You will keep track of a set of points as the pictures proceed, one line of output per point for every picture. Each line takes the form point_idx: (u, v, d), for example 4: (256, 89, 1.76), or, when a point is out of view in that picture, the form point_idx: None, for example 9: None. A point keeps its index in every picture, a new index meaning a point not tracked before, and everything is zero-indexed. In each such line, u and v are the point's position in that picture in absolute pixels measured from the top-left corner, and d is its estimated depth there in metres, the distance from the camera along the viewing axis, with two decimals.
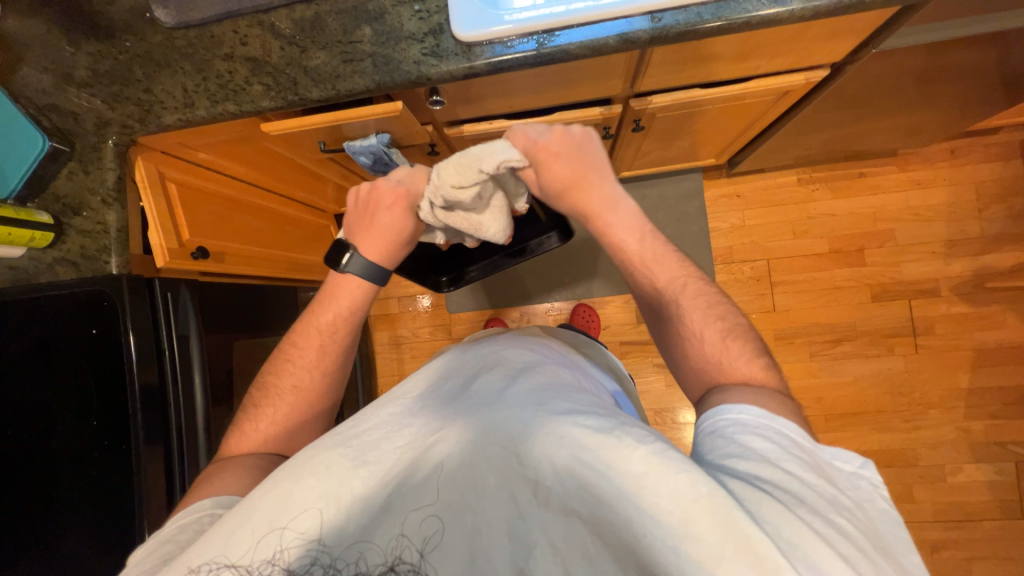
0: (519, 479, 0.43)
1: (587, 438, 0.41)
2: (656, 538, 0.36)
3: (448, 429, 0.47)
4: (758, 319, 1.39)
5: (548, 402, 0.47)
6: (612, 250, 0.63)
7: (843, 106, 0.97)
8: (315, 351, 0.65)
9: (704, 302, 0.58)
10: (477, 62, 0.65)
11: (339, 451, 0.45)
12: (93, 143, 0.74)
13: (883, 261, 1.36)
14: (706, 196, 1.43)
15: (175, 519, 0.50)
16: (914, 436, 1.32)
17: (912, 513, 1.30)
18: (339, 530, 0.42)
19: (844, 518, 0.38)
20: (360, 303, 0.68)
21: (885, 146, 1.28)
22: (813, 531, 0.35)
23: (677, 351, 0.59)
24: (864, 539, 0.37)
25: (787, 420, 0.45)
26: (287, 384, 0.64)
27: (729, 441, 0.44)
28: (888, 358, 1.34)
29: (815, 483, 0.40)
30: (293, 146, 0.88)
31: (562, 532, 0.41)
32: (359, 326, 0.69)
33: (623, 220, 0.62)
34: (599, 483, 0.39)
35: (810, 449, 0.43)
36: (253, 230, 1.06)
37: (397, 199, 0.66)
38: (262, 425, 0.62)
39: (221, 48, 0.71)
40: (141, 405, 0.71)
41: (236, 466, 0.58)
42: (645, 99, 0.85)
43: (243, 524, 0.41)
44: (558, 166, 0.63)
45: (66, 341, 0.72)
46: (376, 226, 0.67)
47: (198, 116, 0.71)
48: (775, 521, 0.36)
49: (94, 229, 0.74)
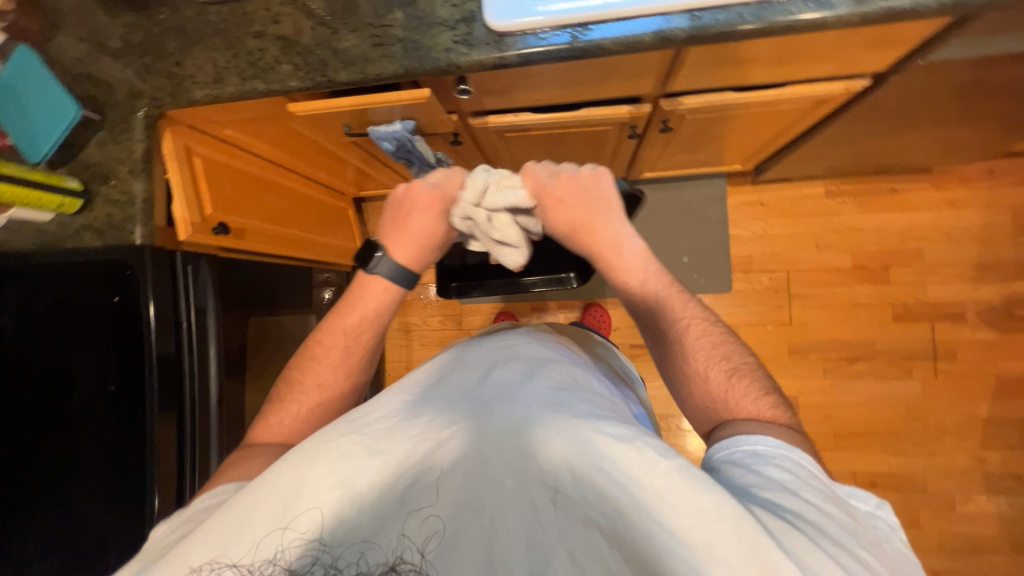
0: (539, 484, 0.43)
1: (609, 446, 0.41)
2: (679, 556, 0.36)
3: (464, 423, 0.46)
4: (773, 331, 1.37)
5: (566, 403, 0.46)
6: (620, 289, 0.64)
7: (880, 118, 0.94)
8: (341, 352, 0.65)
9: (710, 343, 0.58)
10: (508, 53, 0.64)
11: (351, 439, 0.45)
12: (124, 113, 0.75)
13: (908, 280, 1.32)
14: (729, 203, 1.40)
15: (197, 500, 0.51)
16: (925, 462, 1.29)
17: (916, 539, 1.27)
18: (350, 522, 0.42)
19: (869, 552, 0.38)
20: (385, 307, 0.67)
21: (920, 162, 1.24)
22: (838, 564, 0.35)
23: (682, 391, 0.58)
24: (887, 575, 0.37)
25: (802, 451, 0.46)
26: (312, 382, 0.64)
27: (746, 470, 0.44)
28: (905, 380, 1.31)
29: (838, 516, 0.40)
30: (318, 127, 0.88)
31: (581, 540, 0.41)
32: (384, 332, 0.68)
33: (632, 260, 0.63)
34: (621, 493, 0.39)
35: (824, 481, 0.43)
36: (274, 209, 1.07)
37: (433, 200, 0.67)
38: (285, 420, 0.62)
39: (253, 25, 0.71)
40: (158, 375, 0.73)
41: (256, 454, 0.58)
42: (675, 99, 0.84)
43: (250, 514, 0.41)
44: (562, 211, 0.66)
45: (90, 307, 0.74)
46: (409, 228, 0.67)
47: (226, 92, 0.71)
48: (803, 555, 0.35)
49: (120, 197, 0.75)
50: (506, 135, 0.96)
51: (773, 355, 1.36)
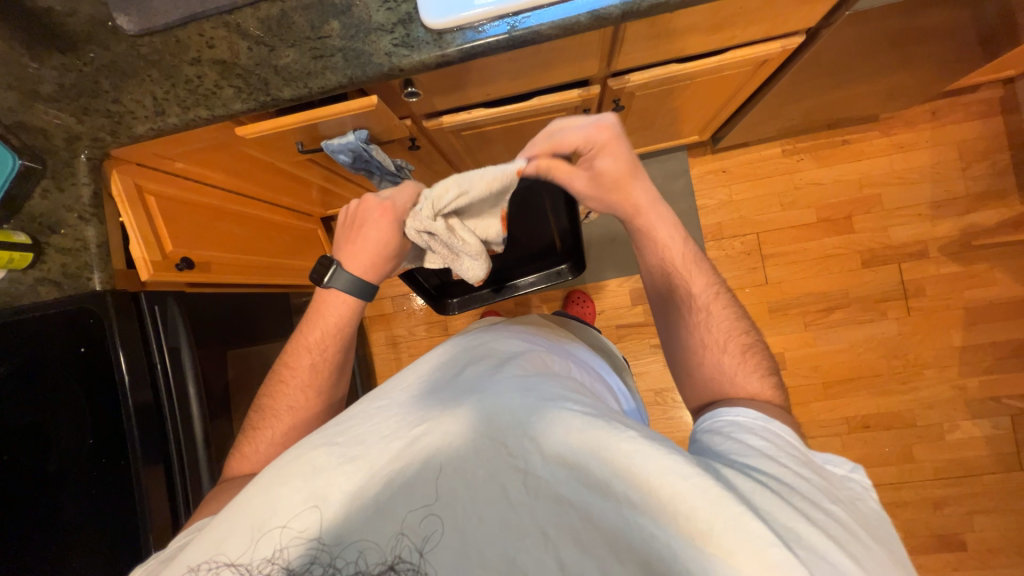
0: (509, 469, 0.42)
1: (575, 423, 0.41)
2: (647, 522, 0.36)
3: (435, 417, 0.46)
4: (751, 293, 1.40)
5: (536, 387, 0.47)
6: (654, 251, 0.64)
7: (822, 74, 0.97)
8: (307, 371, 0.66)
9: (728, 321, 0.61)
10: (449, 49, 0.64)
11: (322, 450, 0.46)
12: (66, 159, 0.73)
13: (871, 227, 1.37)
14: (693, 173, 1.43)
15: (180, 535, 0.50)
16: (910, 397, 1.33)
17: (912, 473, 1.32)
18: (333, 530, 0.42)
19: (838, 506, 0.40)
20: (348, 318, 0.68)
21: (867, 112, 1.28)
22: (808, 519, 0.37)
23: (688, 363, 0.62)
24: (854, 527, 0.39)
25: (780, 423, 0.49)
26: (282, 405, 0.65)
27: (727, 437, 0.46)
28: (881, 323, 1.35)
29: (805, 475, 0.42)
30: (271, 149, 0.87)
31: (554, 518, 0.40)
32: (350, 343, 0.69)
33: (665, 231, 0.63)
34: (588, 464, 0.39)
35: (803, 451, 0.45)
36: (239, 238, 1.05)
37: (383, 215, 0.64)
38: (263, 447, 0.63)
39: (187, 52, 0.69)
40: (137, 423, 0.71)
41: (236, 487, 0.59)
42: (623, 77, 0.85)
43: (235, 521, 0.44)
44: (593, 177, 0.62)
45: (53, 362, 0.71)
46: (363, 244, 0.66)
47: (170, 124, 0.70)
48: (772, 510, 0.36)
49: (73, 245, 0.73)
50: (463, 133, 0.96)
51: (755, 316, 1.40)
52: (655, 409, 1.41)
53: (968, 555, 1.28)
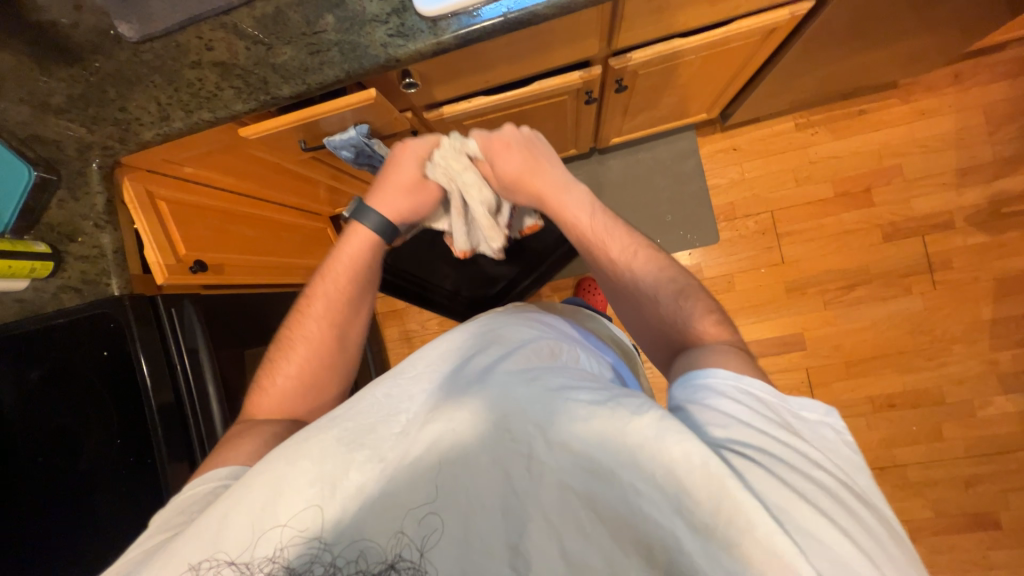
0: (514, 455, 0.41)
1: (584, 412, 0.41)
2: (651, 512, 0.36)
3: (445, 410, 0.45)
4: (767, 273, 1.36)
5: (540, 375, 0.46)
6: (571, 228, 0.64)
7: (836, 41, 0.92)
8: (327, 302, 0.66)
9: (656, 264, 0.58)
10: (445, 36, 0.63)
11: (333, 434, 0.45)
12: (78, 168, 0.74)
13: (892, 199, 1.32)
14: (702, 153, 1.39)
15: (194, 482, 0.52)
16: (939, 374, 1.29)
17: (942, 451, 1.28)
18: (338, 526, 0.42)
19: (823, 472, 0.37)
20: (369, 254, 0.69)
21: (884, 78, 1.23)
22: (795, 492, 0.35)
23: (647, 329, 0.58)
24: (841, 489, 0.37)
25: (753, 378, 0.44)
26: (303, 333, 0.65)
27: (701, 406, 0.41)
28: (906, 298, 1.31)
29: (791, 441, 0.39)
30: (275, 148, 0.87)
31: (557, 506, 0.39)
32: (370, 280, 0.70)
33: (578, 198, 0.64)
34: (594, 453, 0.39)
35: (779, 405, 0.42)
36: (250, 239, 1.07)
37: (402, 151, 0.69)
38: (280, 381, 0.63)
39: (188, 56, 0.70)
40: (161, 423, 0.73)
41: (256, 433, 0.57)
42: (624, 56, 0.83)
43: (231, 519, 0.42)
44: (506, 159, 0.66)
45: (82, 364, 0.74)
46: (388, 177, 0.69)
47: (175, 128, 0.71)
48: (760, 484, 0.35)
49: (91, 252, 0.75)
50: (464, 124, 0.95)
51: (772, 296, 1.36)
52: None
53: (1003, 534, 1.24)
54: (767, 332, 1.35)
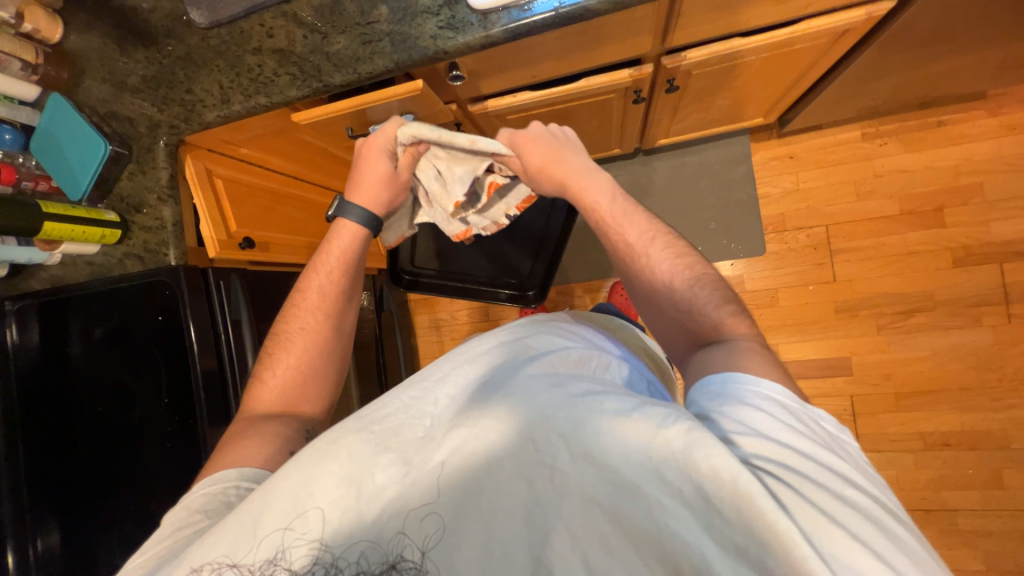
0: (538, 466, 0.40)
1: (610, 423, 0.40)
2: (677, 528, 0.35)
3: (470, 415, 0.44)
4: (816, 291, 1.28)
5: (567, 384, 0.45)
6: (590, 213, 0.64)
7: (917, 45, 0.85)
8: (320, 294, 0.68)
9: (673, 254, 0.59)
10: (494, 30, 0.63)
11: (361, 435, 0.44)
12: (148, 144, 0.80)
13: (967, 221, 1.20)
14: (755, 159, 1.32)
15: (203, 483, 0.51)
16: (1005, 416, 1.18)
17: (1001, 501, 1.16)
18: (360, 527, 0.41)
19: (853, 489, 0.35)
20: (357, 243, 0.71)
21: (972, 88, 1.12)
22: (825, 515, 0.32)
23: (666, 322, 0.57)
24: (875, 508, 0.34)
25: (773, 383, 0.41)
26: (297, 326, 0.67)
27: (720, 414, 0.39)
28: (973, 330, 1.19)
29: (817, 453, 0.36)
30: (324, 134, 0.90)
31: (581, 519, 0.38)
32: (359, 268, 0.71)
33: (598, 186, 0.64)
34: (618, 466, 0.38)
35: (802, 414, 0.40)
36: (295, 220, 1.11)
37: (370, 147, 0.69)
38: (283, 373, 0.64)
39: (250, 42, 0.73)
40: (204, 388, 0.78)
41: (263, 428, 0.58)
42: (678, 55, 0.80)
43: (245, 518, 0.41)
44: (531, 149, 0.66)
45: (140, 325, 0.80)
46: (361, 173, 0.70)
47: (234, 111, 0.75)
48: (792, 506, 0.33)
49: (153, 223, 0.80)
50: (508, 118, 0.94)
51: (819, 315, 1.28)
52: None
53: None
54: (810, 353, 1.28)
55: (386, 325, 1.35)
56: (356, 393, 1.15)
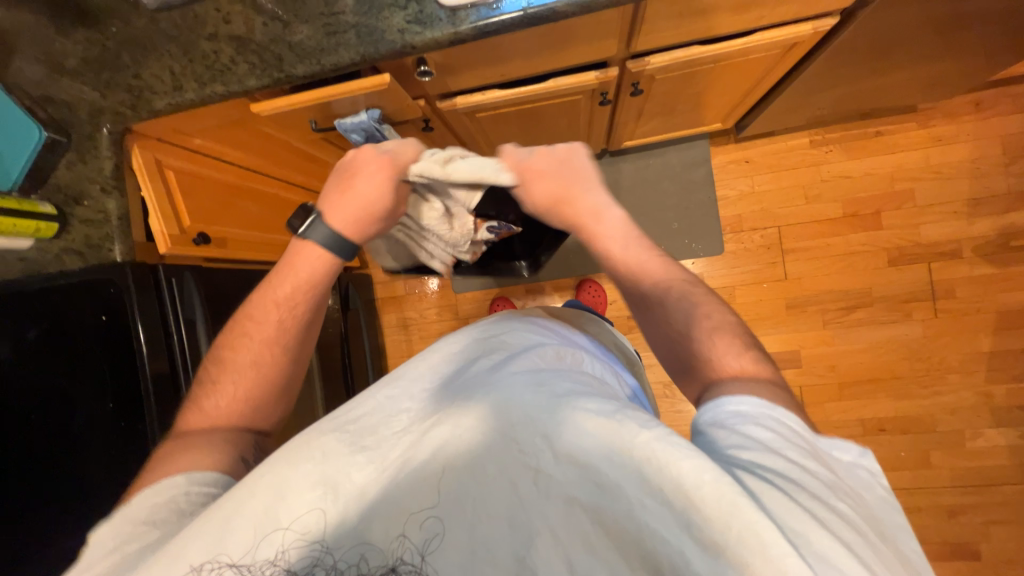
0: (519, 467, 0.40)
1: (590, 422, 0.39)
2: (659, 529, 0.35)
3: (450, 415, 0.44)
4: (769, 288, 1.36)
5: (548, 384, 0.45)
6: (601, 258, 0.62)
7: (857, 60, 0.92)
8: (274, 326, 0.62)
9: (693, 300, 0.55)
10: (462, 27, 0.63)
11: (333, 436, 0.44)
12: (89, 132, 0.75)
13: (901, 224, 1.31)
14: (714, 163, 1.39)
15: (144, 494, 0.49)
16: (932, 402, 1.29)
17: (928, 479, 1.28)
18: (340, 527, 0.40)
19: (846, 502, 0.35)
20: (323, 274, 0.64)
21: (904, 102, 1.22)
22: (817, 520, 0.33)
23: (674, 362, 0.54)
24: (866, 525, 0.35)
25: (787, 411, 0.42)
26: (246, 359, 0.61)
27: (722, 425, 0.41)
28: (906, 324, 1.30)
29: (809, 463, 0.37)
30: (286, 127, 0.87)
31: (564, 520, 0.38)
32: (323, 298, 0.66)
33: (613, 228, 0.61)
34: (601, 468, 0.38)
35: (813, 442, 0.40)
36: (254, 216, 1.07)
37: (382, 169, 0.62)
38: (220, 404, 0.59)
39: (205, 28, 0.70)
40: (154, 392, 0.77)
41: (207, 440, 0.55)
42: (643, 59, 0.82)
43: (232, 521, 0.40)
44: (544, 184, 0.62)
45: (79, 328, 0.74)
46: (355, 196, 0.63)
47: (186, 99, 0.71)
48: (780, 511, 0.33)
49: (96, 216, 0.76)
50: (477, 117, 0.94)
51: (771, 311, 1.36)
52: (663, 402, 1.39)
53: (983, 566, 1.24)
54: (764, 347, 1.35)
55: (353, 325, 1.32)
56: (322, 395, 1.11)
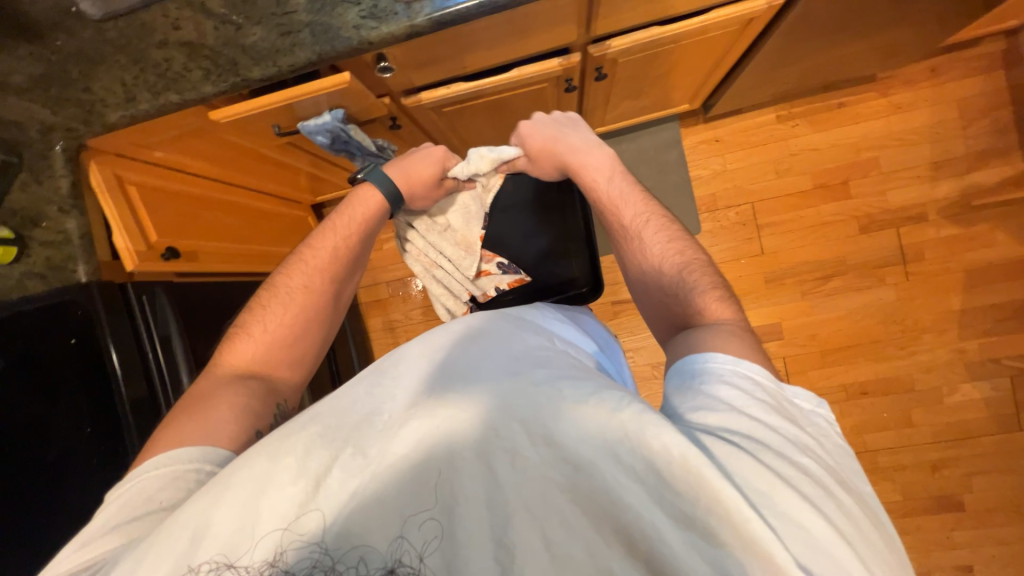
0: (497, 451, 0.40)
1: (566, 406, 0.40)
2: (633, 502, 0.36)
3: (427, 406, 0.44)
4: (747, 264, 1.38)
5: (527, 371, 0.45)
6: (590, 191, 0.70)
7: (813, 34, 0.94)
8: (328, 253, 0.71)
9: (668, 239, 0.63)
10: (418, 19, 0.62)
11: (314, 430, 0.43)
12: (41, 151, 0.73)
13: (869, 191, 1.34)
14: (685, 144, 1.40)
15: (156, 462, 0.50)
16: (910, 362, 1.33)
17: (911, 437, 1.32)
18: (325, 525, 0.39)
19: (809, 457, 0.38)
20: (375, 216, 0.75)
21: (863, 72, 1.25)
22: (779, 480, 0.35)
23: (659, 310, 0.62)
24: (826, 475, 0.37)
25: (751, 363, 0.45)
26: (298, 283, 0.69)
27: (698, 392, 0.42)
28: (880, 289, 1.34)
29: (779, 423, 0.39)
30: (250, 134, 0.85)
31: (539, 499, 0.38)
32: (369, 241, 0.75)
33: (601, 160, 0.70)
34: (577, 447, 0.38)
35: (775, 389, 0.43)
36: (227, 227, 1.05)
37: (439, 150, 0.77)
38: (266, 329, 0.66)
39: (154, 35, 0.68)
40: (134, 412, 0.75)
41: (229, 398, 0.58)
42: (604, 43, 0.83)
43: (213, 516, 0.40)
44: (535, 128, 0.73)
45: (45, 353, 0.72)
46: (411, 157, 0.76)
47: (141, 110, 0.69)
48: (744, 474, 0.35)
49: (56, 237, 0.74)
50: (444, 112, 0.94)
51: (751, 286, 1.38)
52: (653, 384, 1.41)
53: (967, 516, 1.29)
54: (746, 322, 1.38)
55: (337, 331, 1.30)
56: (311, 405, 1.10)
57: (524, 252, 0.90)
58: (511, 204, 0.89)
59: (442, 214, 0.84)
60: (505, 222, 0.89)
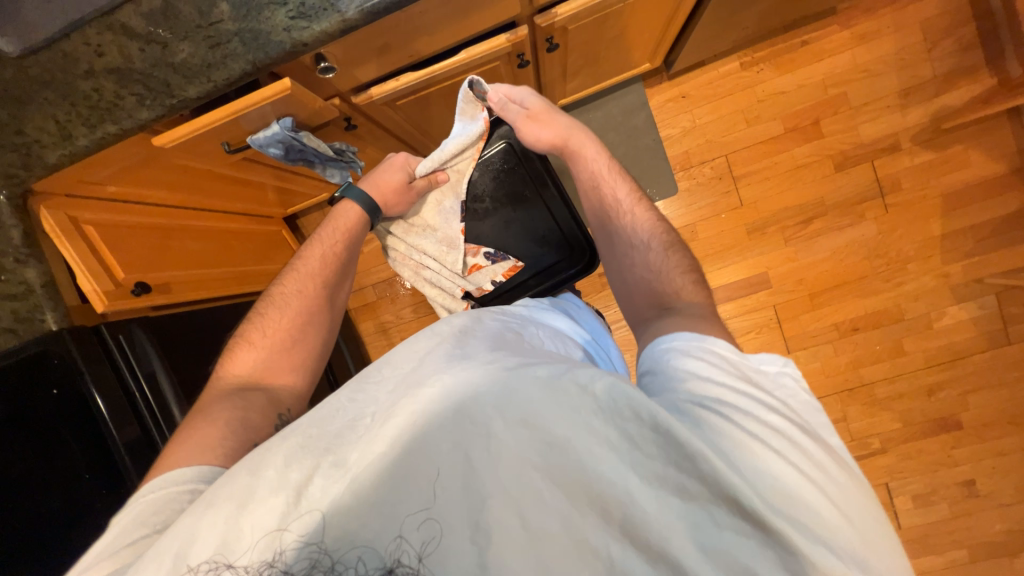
0: (472, 437, 0.40)
1: (535, 385, 0.41)
2: (603, 469, 0.37)
3: (400, 403, 0.43)
4: (728, 219, 1.38)
5: (496, 356, 0.45)
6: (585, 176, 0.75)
7: None
8: (318, 260, 0.74)
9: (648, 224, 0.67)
10: (350, 12, 0.59)
11: (293, 443, 0.43)
12: None
13: (840, 128, 1.33)
14: (652, 105, 1.38)
15: (156, 484, 0.50)
16: (897, 293, 1.34)
17: (904, 365, 1.35)
18: (313, 530, 0.39)
19: (777, 416, 0.38)
20: (357, 228, 0.78)
21: (822, 7, 1.22)
22: (749, 436, 0.37)
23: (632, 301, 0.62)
24: (795, 431, 0.38)
25: (716, 340, 0.45)
26: (292, 289, 0.71)
27: (670, 369, 0.43)
28: (861, 225, 1.34)
29: (746, 388, 0.40)
30: (200, 155, 0.83)
31: (514, 478, 0.39)
32: (355, 249, 0.78)
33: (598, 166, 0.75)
34: (551, 427, 0.39)
35: (741, 361, 0.43)
36: (197, 253, 1.01)
37: (399, 160, 0.83)
38: (266, 335, 0.67)
39: (78, 65, 0.65)
40: (129, 454, 0.73)
41: (222, 417, 0.57)
42: (550, 12, 0.80)
43: (201, 528, 0.40)
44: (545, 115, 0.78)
45: (25, 408, 0.71)
46: (377, 172, 0.81)
47: (80, 147, 0.67)
48: (716, 432, 0.37)
49: (17, 289, 0.72)
50: (399, 105, 0.91)
51: (734, 239, 1.38)
52: None
53: (965, 433, 1.33)
54: (732, 276, 1.38)
55: None
56: None
57: (511, 241, 0.93)
58: (488, 197, 0.92)
59: (418, 218, 0.88)
60: (485, 216, 0.92)
